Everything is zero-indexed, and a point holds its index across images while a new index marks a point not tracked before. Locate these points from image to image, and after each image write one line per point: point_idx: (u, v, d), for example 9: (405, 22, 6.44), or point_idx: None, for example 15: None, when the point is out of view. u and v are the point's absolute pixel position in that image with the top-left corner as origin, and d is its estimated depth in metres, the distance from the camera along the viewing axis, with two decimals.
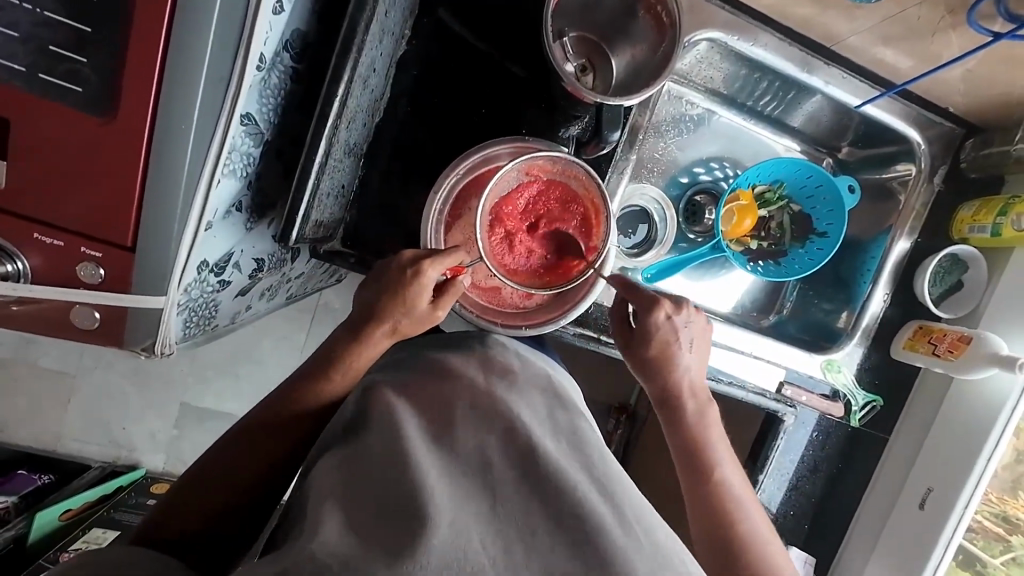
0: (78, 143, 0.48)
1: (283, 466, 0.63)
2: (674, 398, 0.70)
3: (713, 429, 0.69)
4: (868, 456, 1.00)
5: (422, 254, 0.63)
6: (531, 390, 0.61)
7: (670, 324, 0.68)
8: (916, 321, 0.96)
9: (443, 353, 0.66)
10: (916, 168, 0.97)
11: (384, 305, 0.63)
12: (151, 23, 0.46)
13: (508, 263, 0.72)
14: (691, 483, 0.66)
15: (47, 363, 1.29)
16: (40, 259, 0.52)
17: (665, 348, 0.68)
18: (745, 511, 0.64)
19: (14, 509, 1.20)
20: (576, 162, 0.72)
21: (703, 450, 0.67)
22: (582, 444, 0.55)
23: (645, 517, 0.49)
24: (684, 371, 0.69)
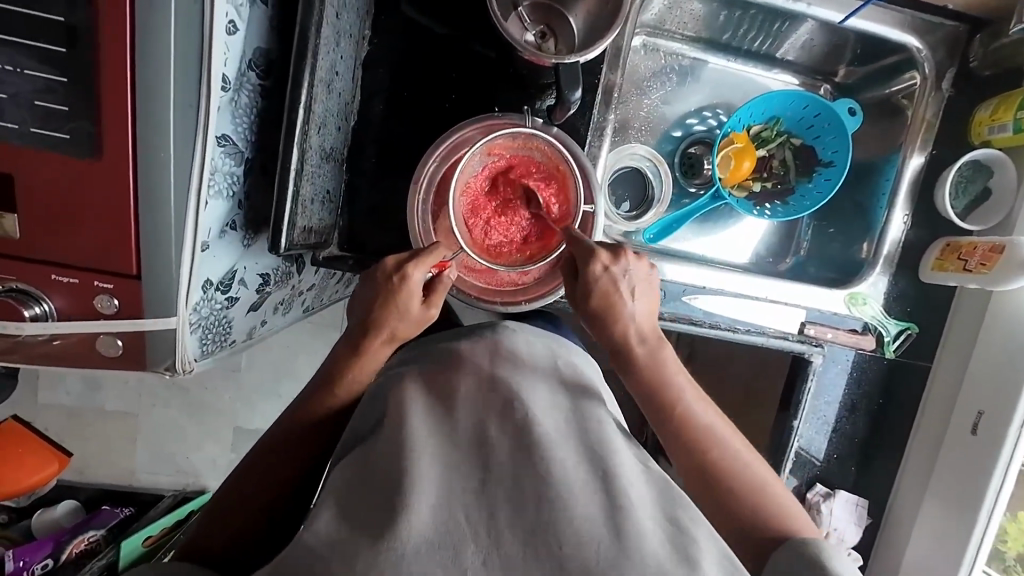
0: (78, 186, 0.53)
1: (308, 474, 0.66)
2: (623, 347, 0.68)
3: (666, 364, 0.68)
4: (910, 388, 0.95)
5: (405, 259, 0.66)
6: (533, 370, 0.62)
7: (610, 275, 0.66)
8: (943, 238, 0.91)
9: (445, 344, 0.67)
10: (920, 76, 0.91)
11: (378, 315, 0.65)
12: (117, 66, 0.50)
13: (490, 246, 0.76)
14: (659, 421, 0.66)
15: (110, 406, 1.40)
16: (63, 299, 0.57)
17: (603, 292, 0.66)
18: (719, 441, 0.64)
19: (103, 541, 1.31)
20: (535, 134, 0.75)
21: (660, 391, 0.66)
22: (581, 413, 0.56)
23: (646, 479, 0.50)
24: (631, 318, 0.67)
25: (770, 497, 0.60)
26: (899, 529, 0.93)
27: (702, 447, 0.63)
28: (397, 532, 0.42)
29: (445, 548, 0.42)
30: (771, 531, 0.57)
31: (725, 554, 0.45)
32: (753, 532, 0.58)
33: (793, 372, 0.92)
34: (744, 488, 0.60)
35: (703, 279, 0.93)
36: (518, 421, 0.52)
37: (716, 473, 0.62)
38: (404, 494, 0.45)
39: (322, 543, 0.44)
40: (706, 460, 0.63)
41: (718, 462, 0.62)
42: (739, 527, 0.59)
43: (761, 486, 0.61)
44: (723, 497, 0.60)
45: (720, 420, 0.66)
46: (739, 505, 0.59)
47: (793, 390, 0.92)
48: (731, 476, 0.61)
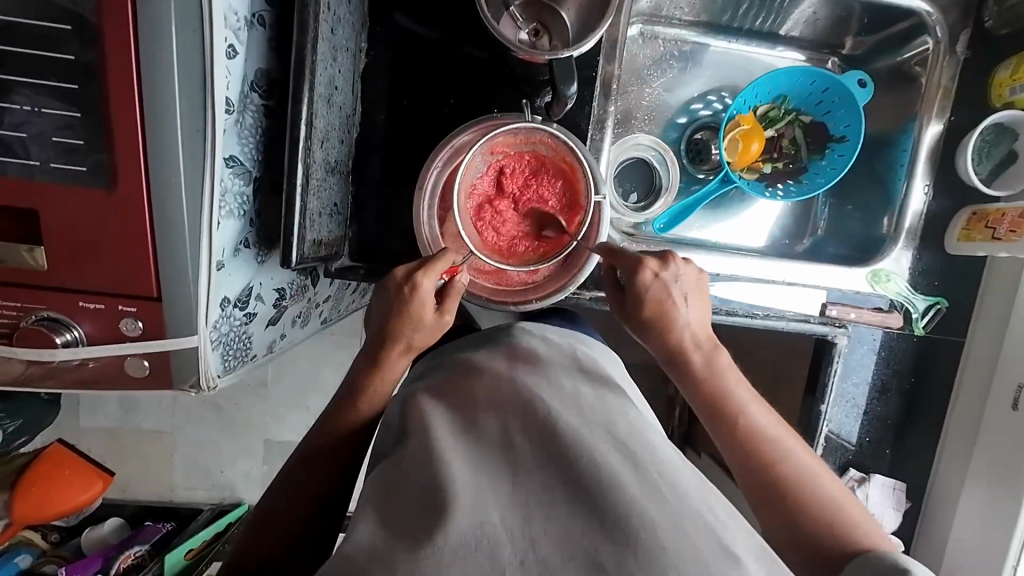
0: (98, 215, 0.55)
1: (342, 478, 0.68)
2: (677, 354, 0.66)
3: (726, 371, 0.65)
4: (943, 365, 0.91)
5: (413, 269, 0.66)
6: (554, 367, 0.62)
7: (661, 282, 0.65)
8: (969, 206, 0.87)
9: (466, 352, 0.68)
10: (932, 41, 0.88)
11: (394, 325, 0.66)
12: (126, 97, 0.52)
13: (503, 247, 0.77)
14: (718, 427, 0.63)
15: (148, 426, 1.45)
16: (91, 324, 0.59)
17: (654, 303, 0.65)
18: (788, 453, 0.60)
19: (148, 555, 1.35)
20: (537, 127, 0.75)
21: (720, 397, 0.63)
22: (605, 405, 0.56)
23: (674, 468, 0.49)
24: (684, 325, 0.66)
25: (845, 514, 0.55)
26: (940, 512, 0.89)
27: (767, 460, 0.59)
28: (433, 539, 0.42)
29: (482, 550, 0.42)
30: (849, 550, 0.53)
31: (764, 550, 0.44)
32: (827, 551, 0.53)
33: (817, 355, 0.90)
34: (816, 505, 0.56)
35: (717, 265, 0.91)
36: (544, 420, 0.51)
37: (781, 483, 0.58)
38: (436, 499, 0.46)
39: (355, 550, 0.45)
40: (773, 471, 0.59)
41: (782, 473, 0.59)
42: (809, 544, 0.54)
43: (838, 506, 0.56)
44: (790, 510, 0.57)
45: (786, 431, 0.62)
46: (806, 521, 0.56)
47: (817, 372, 0.89)
48: (798, 487, 0.57)
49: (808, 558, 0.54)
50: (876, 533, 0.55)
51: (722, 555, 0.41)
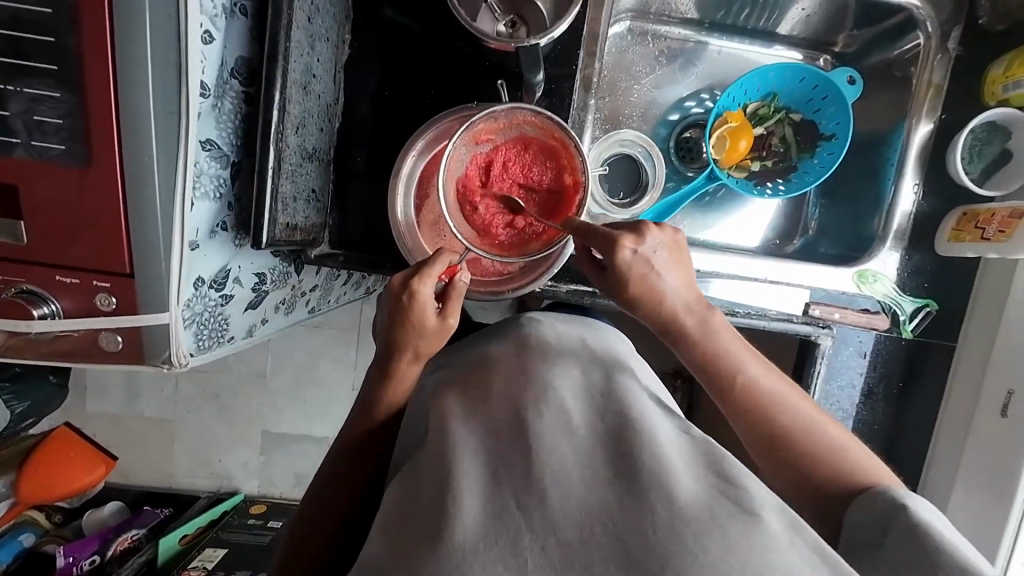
0: (76, 193, 0.57)
1: (358, 483, 0.67)
2: (671, 321, 0.65)
3: (719, 333, 0.64)
4: (935, 370, 0.88)
5: (409, 276, 0.64)
6: (561, 355, 0.63)
7: (641, 256, 0.63)
8: (961, 206, 0.85)
9: (479, 347, 0.69)
10: (923, 37, 0.86)
11: (398, 336, 0.65)
12: (101, 80, 0.54)
13: (500, 238, 0.76)
14: (719, 393, 0.62)
15: (150, 413, 1.49)
16: (68, 299, 0.61)
17: (637, 279, 0.63)
18: (788, 410, 0.59)
19: (144, 539, 1.40)
20: (517, 107, 0.73)
21: (717, 364, 0.62)
22: (613, 387, 0.55)
23: (684, 437, 0.47)
24: (670, 292, 0.64)
25: (846, 455, 0.56)
26: None
27: (770, 420, 0.59)
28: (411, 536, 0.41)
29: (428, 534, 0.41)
30: (850, 487, 0.54)
31: (783, 507, 0.40)
32: (833, 496, 0.55)
33: (801, 355, 0.88)
34: (814, 451, 0.57)
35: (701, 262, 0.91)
36: (556, 408, 0.50)
37: (784, 440, 0.58)
38: None
39: None
40: (778, 431, 0.58)
41: (786, 428, 0.58)
42: (818, 496, 0.56)
43: (835, 444, 0.57)
44: (796, 465, 0.57)
45: (784, 384, 0.61)
46: (814, 477, 0.56)
47: (802, 375, 0.88)
48: (802, 442, 0.57)
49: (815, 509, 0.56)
50: (880, 471, 0.56)
51: (740, 512, 0.38)
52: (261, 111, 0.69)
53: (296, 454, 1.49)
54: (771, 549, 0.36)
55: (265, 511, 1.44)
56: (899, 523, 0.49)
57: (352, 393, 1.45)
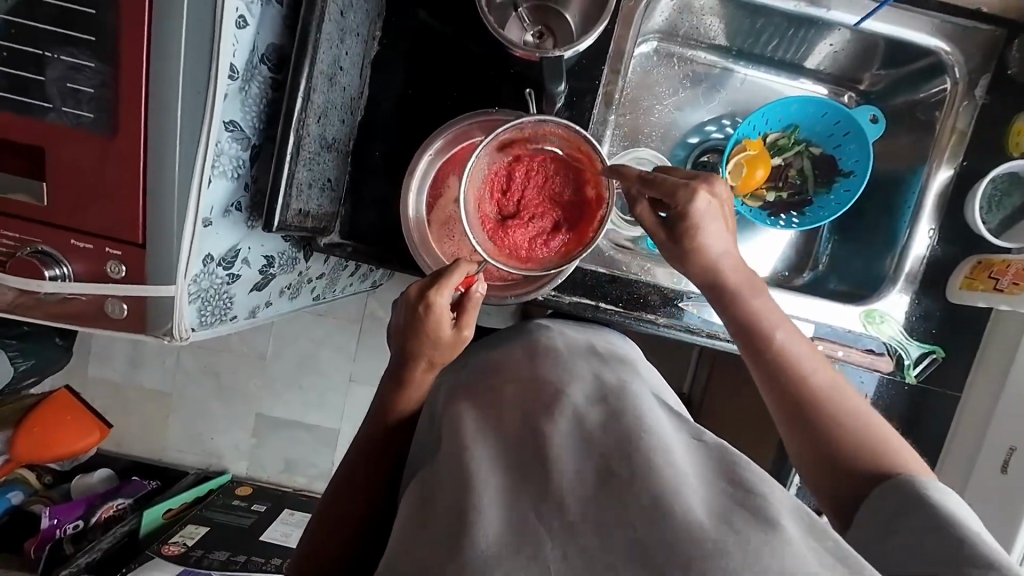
0: (99, 161, 0.59)
1: (368, 485, 0.70)
2: (719, 280, 0.67)
3: (762, 302, 0.65)
4: (937, 419, 0.86)
5: (427, 286, 0.67)
6: (572, 358, 0.66)
7: (712, 206, 0.65)
8: (976, 255, 0.84)
9: (492, 348, 0.72)
10: (950, 82, 0.86)
11: (413, 344, 0.69)
12: (135, 55, 0.56)
13: (518, 249, 0.77)
14: (751, 356, 0.63)
15: (149, 384, 1.51)
16: (80, 263, 0.63)
17: (696, 229, 0.66)
18: (823, 383, 0.59)
19: (130, 508, 1.41)
20: (545, 119, 0.73)
21: (757, 327, 0.63)
22: (626, 393, 0.58)
23: (696, 450, 0.49)
24: (718, 251, 0.67)
25: (874, 433, 0.56)
26: None
27: (801, 384, 0.59)
28: None
29: None
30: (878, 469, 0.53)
31: (801, 508, 0.42)
32: (859, 471, 0.54)
33: None
34: (847, 423, 0.56)
35: None
36: (566, 419, 0.52)
37: (815, 409, 0.58)
38: None
39: None
40: (808, 399, 0.59)
41: (818, 394, 0.59)
42: (843, 468, 0.55)
43: (868, 421, 0.57)
44: (821, 434, 0.57)
45: (820, 359, 0.61)
46: (842, 450, 0.55)
47: None
48: (830, 414, 0.57)
49: (839, 480, 0.55)
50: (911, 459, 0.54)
51: (762, 521, 0.40)
52: (286, 98, 0.71)
53: (287, 440, 1.49)
54: (790, 554, 0.37)
55: (250, 493, 1.45)
56: (922, 512, 0.47)
57: (349, 384, 1.45)
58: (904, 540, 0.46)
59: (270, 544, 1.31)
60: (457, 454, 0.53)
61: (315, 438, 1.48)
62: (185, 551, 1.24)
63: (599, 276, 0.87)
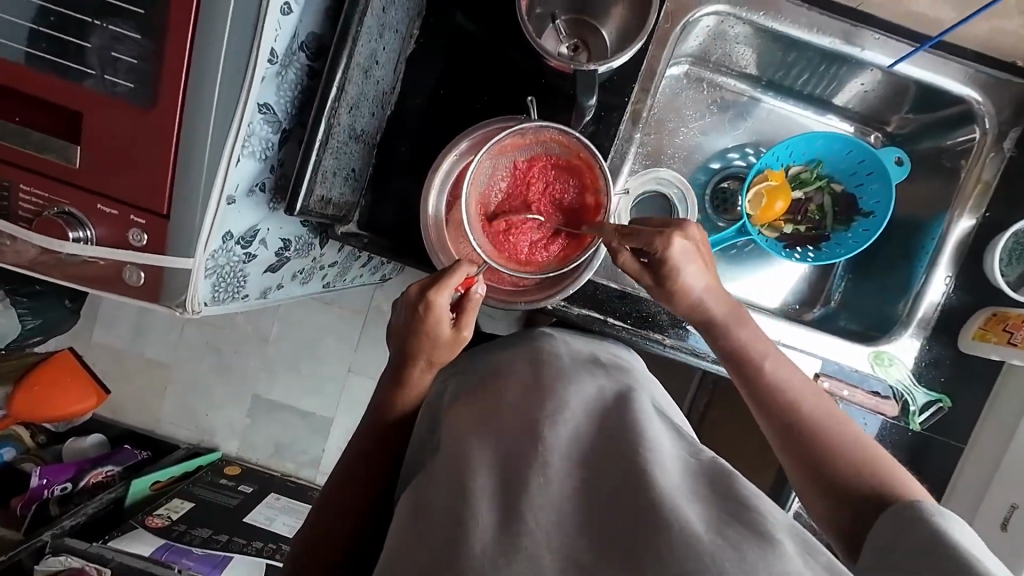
0: (133, 130, 0.60)
1: (364, 479, 0.71)
2: (707, 313, 0.69)
3: (748, 328, 0.68)
4: (938, 468, 0.85)
5: (427, 286, 0.68)
6: (576, 364, 0.67)
7: (686, 251, 0.65)
8: (991, 307, 0.83)
9: (495, 350, 0.72)
10: (979, 131, 0.86)
11: (413, 345, 0.70)
12: (180, 31, 0.57)
13: (518, 253, 0.78)
14: (742, 381, 0.66)
15: (151, 354, 1.52)
16: (104, 228, 0.64)
17: (674, 273, 0.66)
18: (813, 408, 0.61)
19: (118, 476, 1.41)
20: (547, 126, 0.75)
21: (746, 353, 0.66)
22: (625, 404, 0.58)
23: (694, 470, 0.50)
24: (693, 292, 0.67)
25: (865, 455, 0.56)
26: None
27: (791, 408, 0.61)
28: None
29: None
30: (875, 492, 0.53)
31: (795, 528, 0.44)
32: (857, 495, 0.54)
33: None
34: (837, 438, 0.58)
35: None
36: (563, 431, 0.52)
37: (806, 434, 0.59)
38: None
39: None
40: (799, 422, 0.60)
41: (808, 418, 0.60)
42: (838, 489, 0.55)
43: (855, 437, 0.58)
44: (815, 458, 0.58)
45: (809, 385, 0.63)
46: (836, 473, 0.56)
47: None
48: (821, 438, 0.59)
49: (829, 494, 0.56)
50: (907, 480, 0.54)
51: (760, 542, 0.41)
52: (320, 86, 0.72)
53: (281, 423, 1.49)
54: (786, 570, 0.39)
55: (238, 474, 1.45)
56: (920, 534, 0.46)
57: (348, 374, 1.46)
58: (900, 561, 0.46)
59: (252, 526, 1.31)
60: (456, 454, 0.53)
61: (309, 425, 1.48)
62: (168, 524, 1.26)
63: (609, 291, 0.87)
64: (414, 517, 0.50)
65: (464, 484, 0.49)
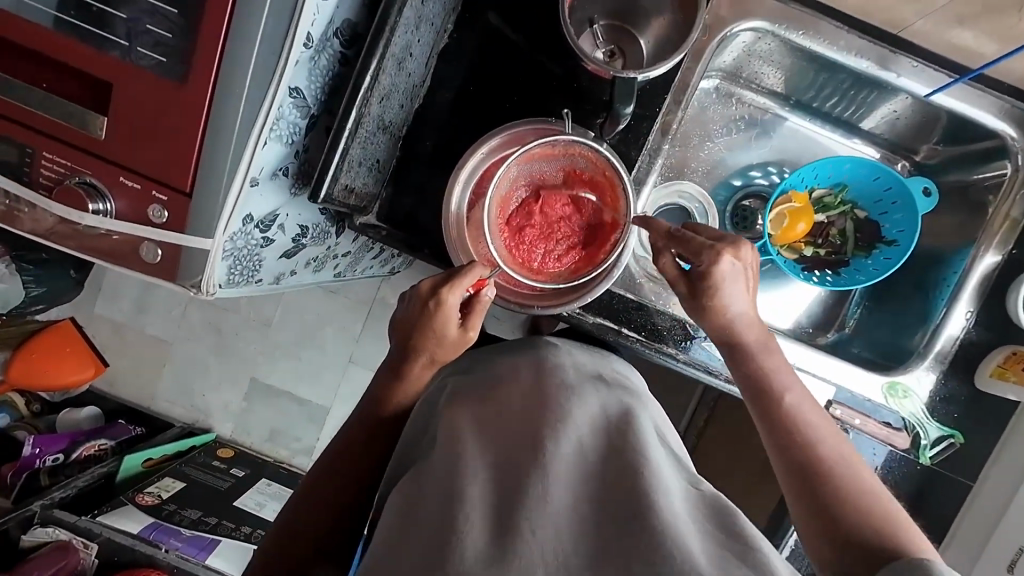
0: (163, 105, 0.59)
1: (367, 478, 0.69)
2: (730, 336, 0.68)
3: (773, 360, 0.66)
4: (946, 503, 0.84)
5: (439, 284, 0.68)
6: (581, 377, 0.66)
7: (735, 269, 0.64)
8: (1010, 345, 0.82)
9: (498, 357, 0.71)
10: (1010, 167, 0.84)
11: (418, 338, 0.69)
12: (219, 8, 0.56)
13: (530, 263, 0.78)
14: (758, 409, 0.65)
15: (152, 330, 1.50)
16: (124, 201, 0.63)
17: (718, 289, 0.65)
18: (829, 446, 0.60)
19: (110, 451, 1.41)
20: (577, 140, 0.74)
21: (767, 382, 0.65)
22: (630, 425, 0.58)
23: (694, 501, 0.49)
24: (732, 312, 0.66)
25: (876, 504, 0.55)
26: None
27: (806, 444, 0.60)
28: None
29: None
30: (884, 546, 0.52)
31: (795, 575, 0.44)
32: (863, 544, 0.53)
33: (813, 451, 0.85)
34: (850, 490, 0.57)
35: None
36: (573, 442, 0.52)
37: (819, 473, 0.58)
38: None
39: None
40: (813, 461, 0.59)
41: (823, 458, 0.59)
42: (844, 536, 0.54)
43: (867, 487, 0.57)
44: (825, 497, 0.57)
45: (828, 425, 0.62)
46: (845, 517, 0.55)
47: None
48: (834, 479, 0.58)
49: (840, 549, 0.54)
50: (916, 537, 0.53)
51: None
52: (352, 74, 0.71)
53: (277, 409, 1.48)
54: None
55: (231, 456, 1.43)
56: None
57: (350, 365, 1.45)
58: None
59: (242, 510, 1.29)
60: (467, 458, 0.52)
61: (306, 414, 1.47)
62: (158, 502, 1.27)
63: (625, 301, 0.86)
64: (405, 513, 0.49)
65: (474, 490, 0.48)
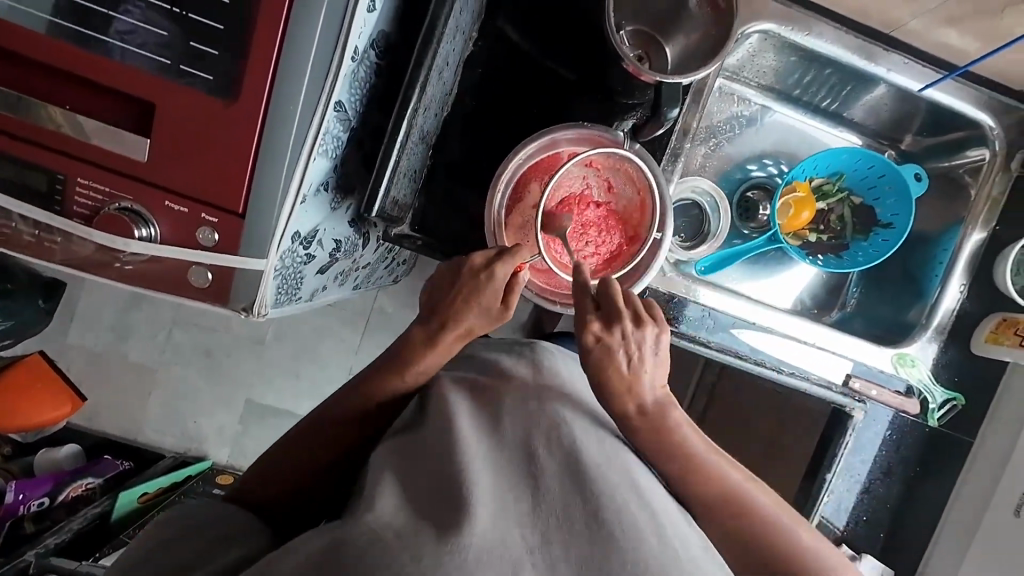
0: (211, 124, 0.57)
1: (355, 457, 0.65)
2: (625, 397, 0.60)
3: (674, 415, 0.61)
4: (951, 460, 0.92)
5: (493, 258, 0.66)
6: (572, 389, 0.61)
7: (630, 345, 0.60)
8: (1000, 312, 0.91)
9: (491, 355, 0.66)
10: (989, 152, 0.93)
11: (456, 305, 0.65)
12: (270, 23, 0.55)
13: (559, 258, 0.78)
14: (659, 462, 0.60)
15: (135, 357, 1.42)
16: (169, 224, 0.60)
17: (608, 345, 0.60)
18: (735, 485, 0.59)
19: (99, 489, 1.31)
20: (630, 158, 0.78)
21: (667, 437, 0.60)
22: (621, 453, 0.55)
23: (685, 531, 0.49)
24: (634, 380, 0.60)
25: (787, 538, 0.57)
26: None
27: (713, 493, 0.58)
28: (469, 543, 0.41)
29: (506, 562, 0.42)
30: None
31: None
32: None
33: (832, 425, 0.91)
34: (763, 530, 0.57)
35: (755, 315, 0.93)
36: (566, 446, 0.52)
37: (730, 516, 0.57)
38: None
39: (382, 525, 0.44)
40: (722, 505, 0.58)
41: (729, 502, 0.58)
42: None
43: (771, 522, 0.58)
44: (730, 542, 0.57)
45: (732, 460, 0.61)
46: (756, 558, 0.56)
47: (829, 444, 0.90)
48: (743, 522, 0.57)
49: None
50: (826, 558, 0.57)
51: None
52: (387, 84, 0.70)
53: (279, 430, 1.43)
54: None
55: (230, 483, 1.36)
56: None
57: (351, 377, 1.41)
58: None
59: None
60: None
61: None
62: None
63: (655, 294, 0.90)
64: None
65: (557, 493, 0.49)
